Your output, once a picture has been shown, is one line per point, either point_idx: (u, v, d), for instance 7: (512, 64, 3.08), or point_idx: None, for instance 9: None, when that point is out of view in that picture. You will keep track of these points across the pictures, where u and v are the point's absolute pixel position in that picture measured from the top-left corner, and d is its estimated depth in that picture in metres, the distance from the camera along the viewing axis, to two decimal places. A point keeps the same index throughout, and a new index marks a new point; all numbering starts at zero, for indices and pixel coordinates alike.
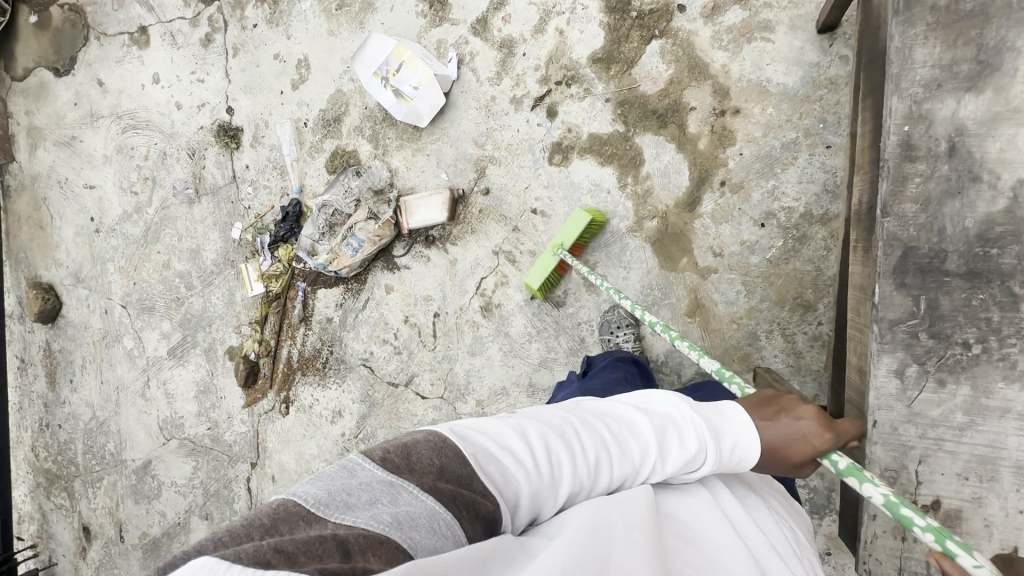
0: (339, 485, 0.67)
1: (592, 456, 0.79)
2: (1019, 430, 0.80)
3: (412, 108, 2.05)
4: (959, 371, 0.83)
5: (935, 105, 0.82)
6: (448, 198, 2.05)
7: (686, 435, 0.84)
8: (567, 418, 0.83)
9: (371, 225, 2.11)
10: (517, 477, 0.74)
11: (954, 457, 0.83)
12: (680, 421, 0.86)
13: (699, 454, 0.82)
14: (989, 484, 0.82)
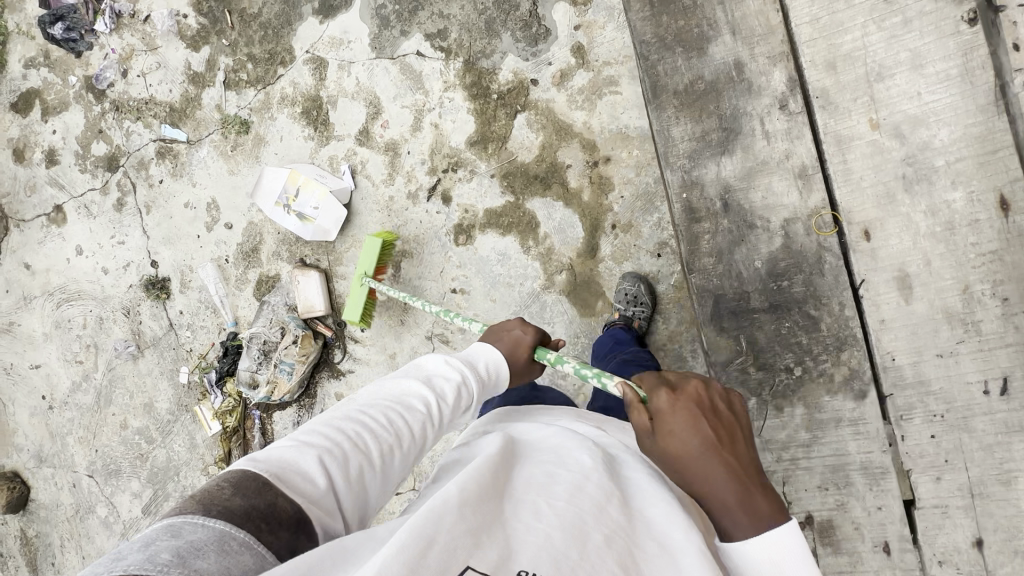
0: (110, 556, 0.65)
1: (382, 421, 0.94)
2: (850, 436, 1.37)
3: (318, 226, 2.15)
4: (790, 393, 1.41)
5: (703, 176, 1.46)
6: (298, 267, 2.22)
7: (446, 374, 1.07)
8: (350, 406, 0.96)
9: (294, 346, 2.18)
10: (309, 458, 0.84)
11: (811, 473, 1.41)
12: (437, 369, 1.09)
13: (462, 383, 1.08)
14: (847, 490, 1.38)
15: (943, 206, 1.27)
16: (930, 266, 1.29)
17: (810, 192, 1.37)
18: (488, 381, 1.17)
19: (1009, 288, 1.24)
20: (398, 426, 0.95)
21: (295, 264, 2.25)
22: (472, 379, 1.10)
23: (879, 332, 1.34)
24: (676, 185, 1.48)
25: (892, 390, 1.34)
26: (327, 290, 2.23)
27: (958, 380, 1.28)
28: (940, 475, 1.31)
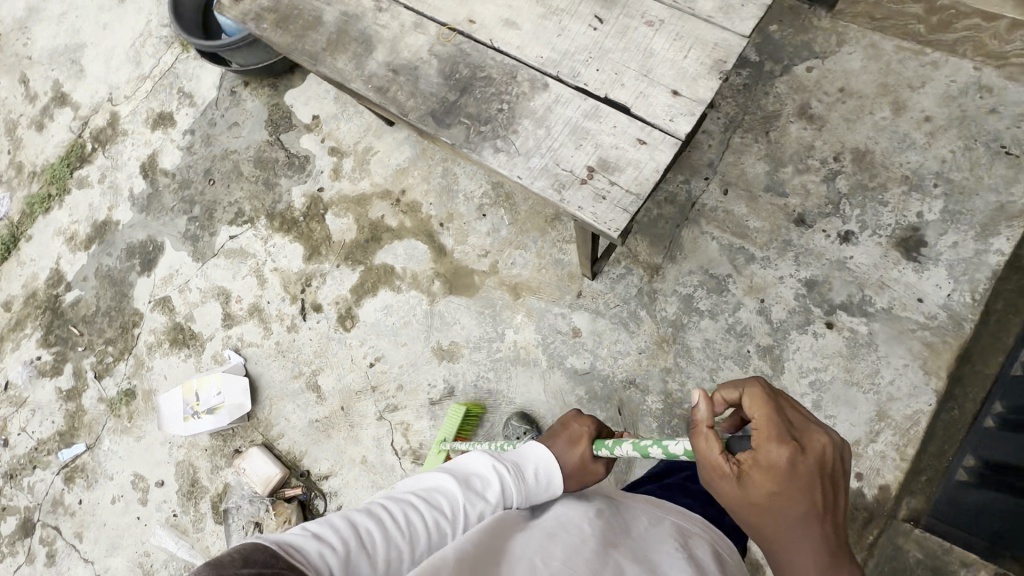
0: None
1: (403, 517, 0.98)
2: (563, 108, 1.18)
3: (230, 405, 2.23)
4: (514, 118, 1.21)
5: (364, 65, 1.33)
6: (238, 456, 2.23)
7: (484, 480, 1.10)
8: (382, 501, 1.02)
9: (271, 523, 2.09)
10: (326, 543, 0.86)
11: (566, 144, 1.17)
12: (481, 473, 1.12)
13: (504, 494, 1.10)
14: (591, 134, 1.16)
15: None
16: None
17: (421, 16, 1.32)
18: (540, 490, 1.16)
19: None
20: (414, 525, 0.98)
21: (235, 455, 2.25)
22: (513, 487, 1.11)
23: (521, 53, 1.24)
24: (346, 78, 1.34)
25: (556, 69, 1.21)
26: (272, 455, 2.22)
27: (575, 37, 1.21)
28: (617, 88, 1.16)
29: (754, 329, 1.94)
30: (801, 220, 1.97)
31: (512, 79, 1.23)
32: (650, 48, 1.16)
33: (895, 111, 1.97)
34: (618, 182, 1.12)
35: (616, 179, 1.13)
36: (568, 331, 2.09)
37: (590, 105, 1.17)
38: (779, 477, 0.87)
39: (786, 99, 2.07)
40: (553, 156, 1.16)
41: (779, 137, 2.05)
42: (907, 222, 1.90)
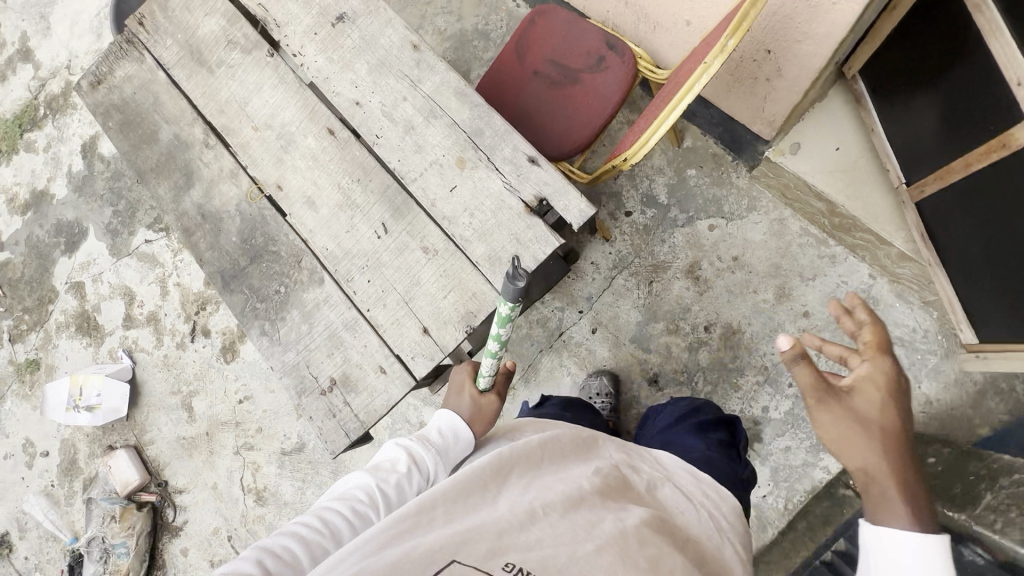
0: None
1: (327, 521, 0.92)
2: (329, 311, 1.21)
3: (107, 408, 2.38)
4: (285, 305, 1.24)
5: (182, 199, 1.35)
6: (108, 452, 2.40)
7: (392, 457, 1.02)
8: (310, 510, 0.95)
9: (116, 526, 2.28)
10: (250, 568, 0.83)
11: (321, 348, 1.20)
12: (388, 454, 1.04)
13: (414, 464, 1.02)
14: (344, 346, 1.19)
15: (345, 88, 1.26)
16: (362, 126, 1.24)
17: (241, 167, 1.33)
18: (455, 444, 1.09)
19: (418, 106, 1.21)
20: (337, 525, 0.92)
21: (107, 449, 2.43)
22: (422, 455, 1.04)
23: (312, 238, 1.25)
24: (165, 205, 1.36)
25: (335, 267, 1.22)
26: (139, 459, 2.40)
27: (361, 239, 1.21)
28: (379, 305, 1.17)
29: None
30: (654, 380, 1.96)
31: (292, 265, 1.24)
32: (417, 276, 1.16)
33: (778, 297, 1.89)
34: (351, 404, 1.16)
35: (351, 400, 1.16)
36: (416, 422, 2.16)
37: (352, 315, 1.19)
38: (889, 389, 0.83)
39: (679, 252, 2.00)
40: (305, 356, 1.20)
41: (660, 289, 1.99)
42: (751, 412, 1.88)
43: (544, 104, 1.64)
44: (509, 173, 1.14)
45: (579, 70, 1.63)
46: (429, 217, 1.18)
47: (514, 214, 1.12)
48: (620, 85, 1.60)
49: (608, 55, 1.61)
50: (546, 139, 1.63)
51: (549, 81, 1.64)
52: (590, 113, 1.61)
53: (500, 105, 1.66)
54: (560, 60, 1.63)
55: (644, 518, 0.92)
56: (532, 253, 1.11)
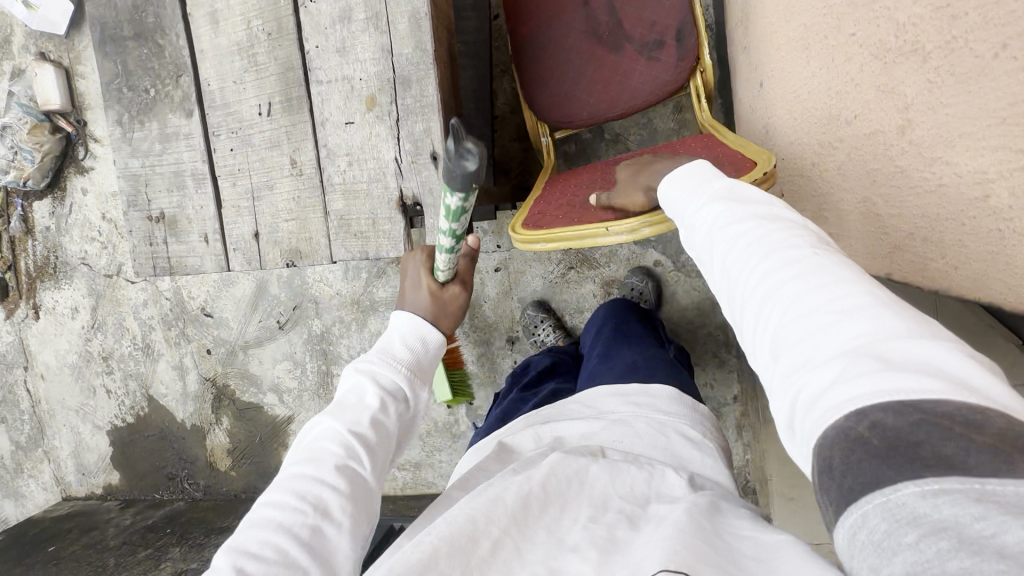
0: None
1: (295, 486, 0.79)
2: (184, 150, 1.12)
3: (43, 17, 2.19)
4: (148, 111, 1.12)
5: None
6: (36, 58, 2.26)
7: (354, 391, 0.91)
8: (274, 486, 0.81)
9: (23, 134, 2.25)
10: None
11: (164, 178, 1.15)
12: (348, 390, 0.92)
13: (386, 391, 0.92)
14: (183, 192, 1.14)
15: None
16: None
17: None
18: (424, 354, 1.01)
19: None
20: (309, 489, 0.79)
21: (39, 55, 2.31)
22: (389, 376, 0.94)
23: (199, 62, 1.07)
24: None
25: (208, 111, 1.09)
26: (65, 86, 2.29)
27: (241, 103, 1.06)
28: (231, 182, 1.10)
29: None
30: (512, 341, 2.04)
31: (166, 74, 1.09)
32: (274, 181, 1.07)
33: None
34: (167, 246, 1.17)
35: (169, 243, 1.17)
36: None
37: (202, 171, 1.12)
38: None
39: (613, 261, 1.89)
40: (147, 174, 1.15)
41: (572, 279, 1.95)
42: None
43: (566, 49, 1.30)
44: (406, 152, 0.98)
45: (628, 38, 1.27)
46: (312, 133, 1.03)
47: (385, 196, 1.01)
48: (654, 91, 1.29)
49: (669, 45, 1.25)
50: (540, 90, 1.34)
51: (591, 25, 1.28)
52: (602, 96, 1.31)
53: (523, 11, 1.31)
54: (620, 8, 1.25)
55: (557, 465, 0.75)
56: (377, 244, 1.03)
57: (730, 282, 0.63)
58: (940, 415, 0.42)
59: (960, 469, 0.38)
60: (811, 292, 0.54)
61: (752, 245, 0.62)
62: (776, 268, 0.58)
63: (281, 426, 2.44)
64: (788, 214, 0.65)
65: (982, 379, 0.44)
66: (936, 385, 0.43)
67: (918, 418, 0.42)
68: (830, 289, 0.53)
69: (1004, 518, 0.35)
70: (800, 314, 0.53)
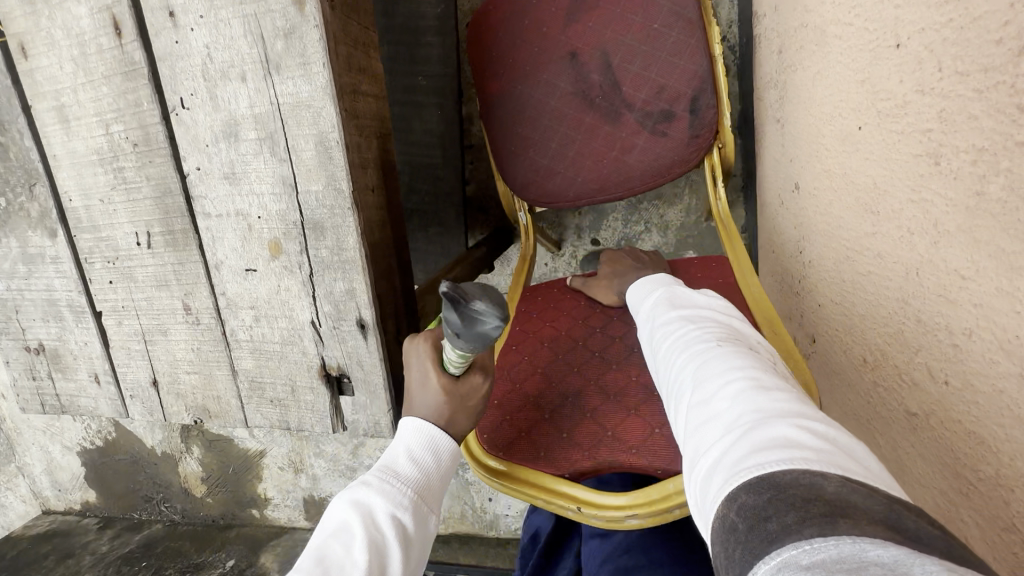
0: None
1: None
2: (54, 276, 0.88)
3: None
4: (1, 224, 0.87)
5: None
6: None
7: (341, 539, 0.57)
8: None
9: None
10: None
11: (36, 304, 0.91)
12: (333, 533, 0.58)
13: (385, 531, 0.59)
14: (62, 324, 0.91)
15: None
16: (165, 67, 0.69)
17: None
18: (434, 472, 0.68)
19: (258, 112, 0.67)
20: None
21: None
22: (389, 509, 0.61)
23: (53, 171, 0.81)
24: None
25: (74, 232, 0.84)
26: None
27: (114, 229, 0.81)
28: (117, 321, 0.87)
29: None
30: None
31: (15, 185, 0.83)
32: (168, 326, 0.84)
33: None
34: (54, 382, 0.96)
35: (56, 377, 0.96)
36: None
37: (80, 303, 0.88)
38: None
39: None
40: (16, 299, 0.92)
41: None
42: None
43: (548, 115, 1.01)
44: (325, 314, 0.74)
45: (627, 103, 0.99)
46: (206, 276, 0.78)
47: (304, 362, 0.78)
48: (656, 172, 1.01)
49: (680, 115, 0.97)
50: (514, 164, 1.05)
51: (579, 84, 1.00)
52: (593, 173, 1.03)
53: (493, 60, 1.02)
54: (617, 65, 0.97)
55: None
56: (300, 415, 0.82)
57: (660, 389, 0.63)
58: (801, 478, 0.36)
59: (795, 529, 0.32)
60: (707, 373, 0.53)
61: (671, 345, 0.63)
62: (686, 361, 0.58)
63: (255, 459, 2.32)
64: (707, 310, 0.67)
65: (850, 454, 0.39)
66: (799, 456, 0.39)
67: (771, 493, 0.36)
68: (721, 369, 0.53)
69: (816, 571, 0.29)
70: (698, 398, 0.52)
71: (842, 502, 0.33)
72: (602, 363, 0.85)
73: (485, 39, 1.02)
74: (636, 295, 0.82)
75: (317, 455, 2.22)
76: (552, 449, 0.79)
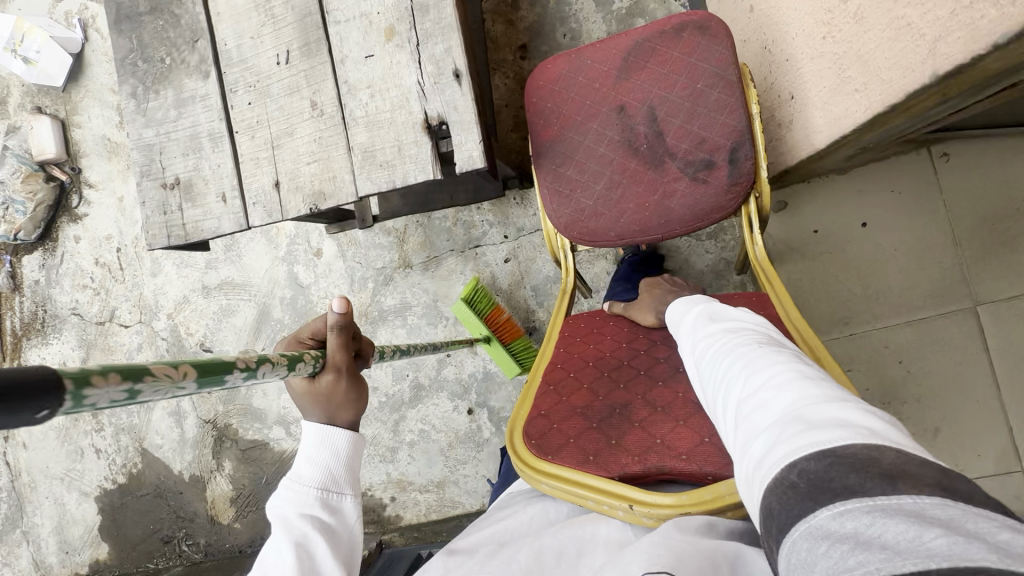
0: None
1: None
2: (200, 111, 1.12)
3: (42, 69, 2.31)
4: (163, 78, 1.13)
5: None
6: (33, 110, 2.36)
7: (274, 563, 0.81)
8: None
9: (17, 182, 2.32)
10: None
11: (178, 143, 1.13)
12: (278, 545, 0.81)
13: (313, 527, 0.82)
14: (200, 154, 1.12)
15: None
16: None
17: None
18: (344, 462, 0.88)
19: None
20: None
21: (38, 109, 2.38)
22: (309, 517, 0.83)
23: (215, 26, 1.11)
24: None
25: (225, 70, 1.10)
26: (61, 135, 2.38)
27: (259, 57, 1.08)
28: (251, 135, 1.09)
29: (425, 366, 2.13)
30: (529, 332, 2.00)
31: (181, 40, 1.12)
32: (295, 126, 1.06)
33: None
34: (182, 212, 1.13)
35: (183, 208, 1.13)
36: (313, 248, 2.19)
37: (220, 129, 1.11)
38: None
39: None
40: (162, 142, 1.14)
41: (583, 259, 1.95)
42: None
43: (596, 159, 1.26)
44: (427, 76, 0.99)
45: (669, 155, 1.22)
46: (331, 73, 1.04)
47: (409, 121, 1.01)
48: (691, 215, 1.23)
49: (718, 165, 1.19)
50: (567, 197, 1.28)
51: (628, 136, 1.24)
52: (635, 215, 1.26)
53: (557, 110, 1.28)
54: (660, 120, 1.22)
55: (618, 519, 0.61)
56: (405, 171, 1.01)
57: (711, 388, 0.75)
58: (859, 449, 0.48)
59: (858, 491, 0.44)
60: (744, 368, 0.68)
61: (716, 350, 0.78)
62: (736, 362, 0.72)
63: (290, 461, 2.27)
64: (747, 322, 0.81)
65: (893, 429, 0.50)
66: (851, 431, 0.50)
67: (832, 459, 0.48)
68: (770, 368, 0.65)
69: (886, 520, 0.41)
70: (736, 399, 0.66)
71: (897, 467, 0.45)
72: (651, 381, 1.05)
73: (552, 90, 1.30)
74: (678, 314, 0.98)
75: None
76: (607, 456, 0.96)
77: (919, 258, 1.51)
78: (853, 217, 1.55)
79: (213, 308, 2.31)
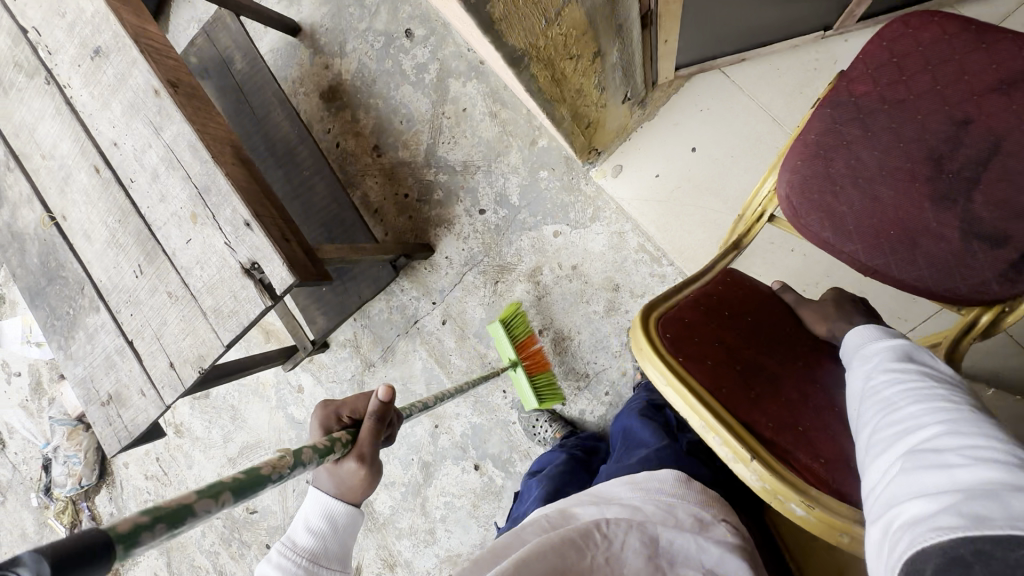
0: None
1: None
2: (105, 336, 1.39)
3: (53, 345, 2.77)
4: (74, 325, 1.43)
5: None
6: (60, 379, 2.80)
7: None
8: None
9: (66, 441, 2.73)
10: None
11: (100, 367, 1.40)
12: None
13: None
14: (116, 368, 1.38)
15: (108, 129, 1.33)
16: (123, 170, 1.33)
17: (35, 192, 1.44)
18: (340, 533, 1.02)
19: (163, 155, 1.28)
20: None
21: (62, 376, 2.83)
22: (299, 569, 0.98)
23: (91, 271, 1.40)
24: None
25: (108, 298, 1.38)
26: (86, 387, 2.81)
27: (125, 278, 1.35)
28: (142, 337, 1.35)
29: (423, 444, 2.25)
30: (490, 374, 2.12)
31: (74, 293, 1.41)
32: (165, 315, 1.31)
33: (607, 308, 1.94)
34: (121, 416, 1.38)
35: (121, 413, 1.39)
36: (295, 385, 2.44)
37: (120, 343, 1.37)
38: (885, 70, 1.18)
39: (523, 256, 2.04)
40: (90, 371, 1.41)
41: (504, 290, 2.07)
42: (568, 414, 2.01)
43: (879, 150, 1.09)
44: (229, 233, 1.23)
45: (965, 201, 1.03)
46: (171, 265, 1.29)
47: (232, 273, 1.23)
48: (925, 275, 1.06)
49: (1003, 250, 1.00)
50: (812, 164, 1.13)
51: (941, 147, 1.05)
52: (869, 228, 1.09)
53: (897, 65, 1.09)
54: (984, 166, 1.02)
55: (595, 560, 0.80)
56: (245, 311, 1.22)
57: (870, 408, 0.92)
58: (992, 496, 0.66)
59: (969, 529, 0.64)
60: (922, 424, 0.82)
61: (900, 390, 0.90)
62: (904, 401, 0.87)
63: None
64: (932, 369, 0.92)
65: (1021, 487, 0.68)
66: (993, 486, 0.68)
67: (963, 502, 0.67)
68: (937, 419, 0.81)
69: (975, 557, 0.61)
70: (904, 428, 0.84)
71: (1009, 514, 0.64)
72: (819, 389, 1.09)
73: (914, 47, 1.09)
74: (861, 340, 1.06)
75: (400, 537, 2.29)
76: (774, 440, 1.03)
77: (745, 147, 1.81)
78: (684, 145, 1.87)
79: (243, 472, 2.57)
